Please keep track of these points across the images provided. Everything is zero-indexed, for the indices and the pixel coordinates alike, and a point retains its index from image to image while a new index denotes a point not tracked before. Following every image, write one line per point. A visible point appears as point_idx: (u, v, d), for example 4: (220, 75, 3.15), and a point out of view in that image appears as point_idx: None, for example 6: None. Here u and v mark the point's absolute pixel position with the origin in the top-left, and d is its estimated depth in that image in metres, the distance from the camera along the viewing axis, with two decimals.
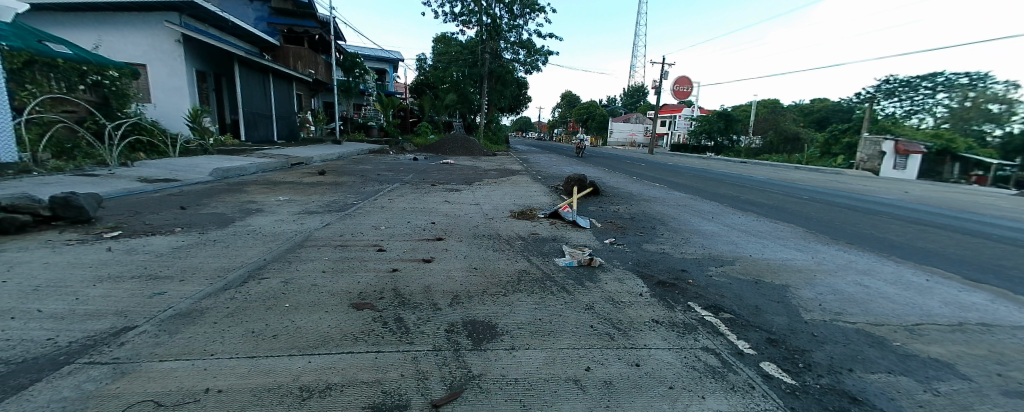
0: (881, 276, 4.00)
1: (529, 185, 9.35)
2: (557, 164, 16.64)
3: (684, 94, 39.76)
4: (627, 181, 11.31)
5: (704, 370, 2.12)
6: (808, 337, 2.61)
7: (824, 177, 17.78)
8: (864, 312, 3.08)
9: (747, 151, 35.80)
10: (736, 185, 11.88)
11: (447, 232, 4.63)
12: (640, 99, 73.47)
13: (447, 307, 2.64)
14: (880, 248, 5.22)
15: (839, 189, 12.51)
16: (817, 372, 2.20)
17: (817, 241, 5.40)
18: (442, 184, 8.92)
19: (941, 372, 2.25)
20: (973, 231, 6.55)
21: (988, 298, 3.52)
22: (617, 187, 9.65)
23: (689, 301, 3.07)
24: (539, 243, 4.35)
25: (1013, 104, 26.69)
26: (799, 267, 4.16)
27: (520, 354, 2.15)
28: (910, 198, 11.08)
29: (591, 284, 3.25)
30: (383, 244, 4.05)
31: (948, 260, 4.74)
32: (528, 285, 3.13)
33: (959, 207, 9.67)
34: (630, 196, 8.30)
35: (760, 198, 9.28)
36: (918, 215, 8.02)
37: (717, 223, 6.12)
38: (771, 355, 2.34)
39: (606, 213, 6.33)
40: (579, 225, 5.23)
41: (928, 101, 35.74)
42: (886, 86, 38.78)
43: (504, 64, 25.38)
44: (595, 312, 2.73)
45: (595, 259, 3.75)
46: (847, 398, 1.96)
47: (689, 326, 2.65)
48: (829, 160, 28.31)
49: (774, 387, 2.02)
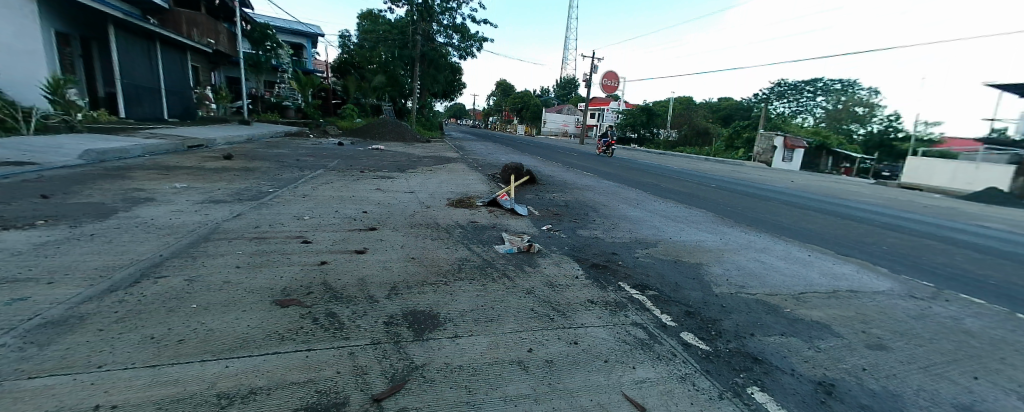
0: (775, 253, 4.62)
1: (465, 173, 9.20)
2: (493, 153, 16.52)
3: (612, 88, 41.62)
4: (560, 170, 11.63)
5: (634, 343, 2.30)
6: (718, 308, 2.95)
7: (729, 168, 20.01)
8: (762, 284, 3.55)
9: (665, 144, 38.84)
10: (657, 174, 12.80)
11: (380, 222, 4.41)
12: (571, 90, 76.70)
13: (384, 299, 2.52)
14: (773, 229, 6.02)
15: (741, 179, 14.11)
16: (726, 338, 2.51)
17: (724, 223, 6.08)
18: (373, 171, 8.47)
19: (820, 332, 2.69)
20: (842, 214, 7.84)
21: (853, 269, 4.26)
22: (551, 176, 9.90)
23: (620, 281, 3.28)
24: (478, 231, 4.32)
25: (873, 108, 32.43)
26: (711, 247, 4.64)
27: (463, 341, 2.13)
28: (794, 186, 12.98)
29: (530, 269, 3.33)
30: (307, 235, 3.74)
31: (826, 239, 5.60)
32: (469, 273, 3.10)
33: (832, 194, 11.52)
34: (563, 185, 8.54)
35: (678, 187, 10.09)
36: (802, 201, 9.41)
37: (642, 210, 6.56)
38: (690, 326, 2.60)
39: (543, 201, 6.49)
40: (516, 213, 5.30)
41: (810, 103, 41.70)
42: (778, 89, 44.40)
43: (437, 47, 24.49)
44: (535, 296, 2.79)
45: (534, 245, 3.82)
46: (750, 359, 2.27)
47: (620, 304, 2.83)
48: (732, 153, 31.69)
49: (692, 353, 2.27)
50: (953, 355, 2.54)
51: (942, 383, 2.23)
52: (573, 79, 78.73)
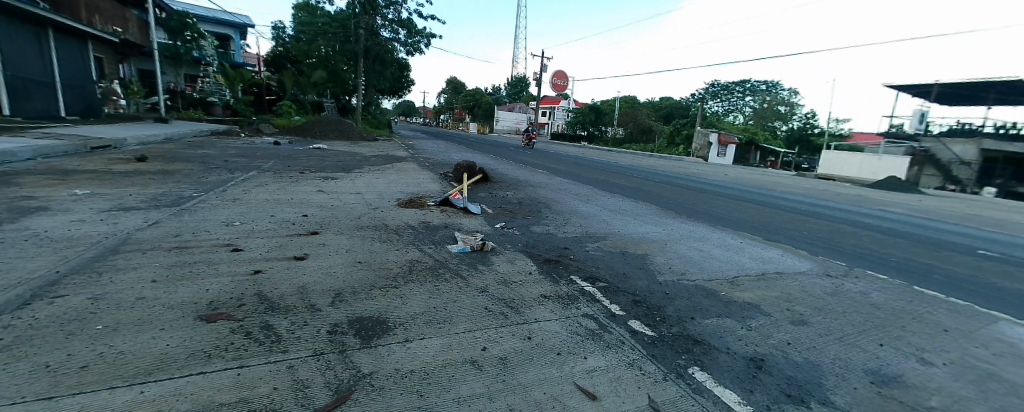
0: (713, 241, 4.96)
1: (416, 172, 8.96)
2: (445, 151, 16.24)
3: (561, 87, 42.51)
4: (513, 168, 11.69)
5: (585, 334, 2.35)
6: (663, 295, 3.11)
7: (670, 163, 21.19)
8: (701, 271, 3.80)
9: (613, 141, 40.36)
10: (606, 170, 13.25)
11: (322, 226, 4.16)
12: (522, 89, 77.44)
13: (327, 307, 2.38)
14: (711, 219, 6.45)
15: (682, 173, 15.01)
16: (670, 322, 2.65)
17: (667, 216, 6.42)
18: (314, 172, 7.99)
19: (752, 312, 2.93)
20: (769, 204, 8.59)
21: (779, 253, 4.67)
22: (503, 174, 9.92)
23: (571, 274, 3.36)
24: (430, 231, 4.22)
25: (793, 106, 36.38)
26: (655, 239, 4.88)
27: (414, 345, 2.06)
28: (727, 179, 14.03)
29: (484, 267, 3.30)
30: (239, 243, 3.44)
31: (756, 227, 6.10)
32: (420, 275, 3.01)
33: (761, 186, 12.59)
34: (515, 182, 8.58)
35: (625, 182, 10.51)
36: (734, 193, 10.19)
37: (592, 205, 6.76)
38: (637, 314, 2.72)
39: (496, 199, 6.47)
40: (469, 211, 5.25)
41: (739, 102, 45.44)
42: (712, 89, 47.75)
43: (382, 42, 23.50)
44: (489, 294, 2.77)
45: (487, 243, 3.79)
46: (691, 342, 2.41)
47: (572, 297, 2.89)
48: (673, 149, 33.61)
49: (639, 340, 2.38)
50: (860, 325, 2.89)
51: (852, 351, 2.51)
52: (523, 78, 79.45)
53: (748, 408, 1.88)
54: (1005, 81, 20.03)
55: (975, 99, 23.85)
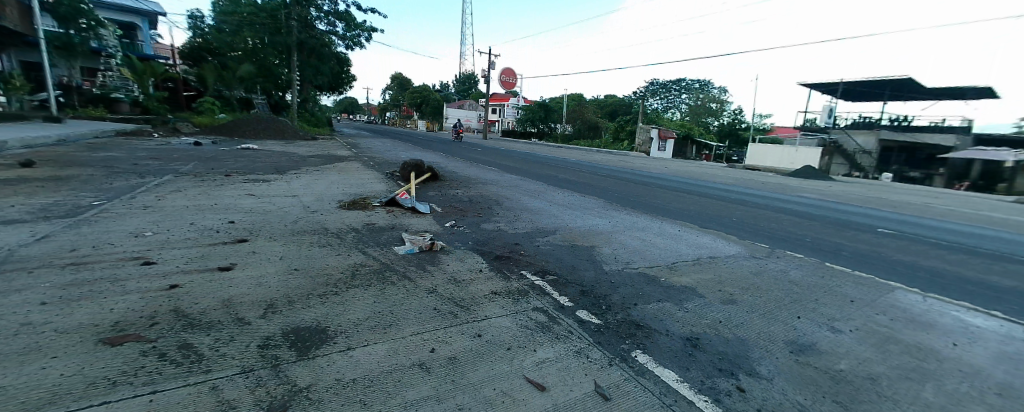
0: (654, 231, 5.24)
1: (360, 172, 8.58)
2: (392, 150, 15.73)
3: (510, 84, 42.76)
4: (463, 165, 11.56)
5: (535, 327, 2.37)
6: (609, 284, 3.23)
7: (616, 158, 22.09)
8: (643, 259, 4.00)
9: (562, 137, 41.34)
10: (555, 166, 13.52)
11: (253, 232, 3.85)
12: (471, 86, 76.92)
13: (258, 320, 2.20)
14: (652, 210, 6.81)
15: (626, 167, 15.71)
16: (616, 310, 2.75)
17: (613, 208, 6.68)
18: (244, 174, 7.38)
19: (689, 295, 3.13)
20: (704, 194, 9.22)
21: (712, 238, 5.05)
22: (453, 172, 9.79)
23: (522, 269, 3.38)
24: (375, 233, 4.06)
25: (723, 104, 39.71)
26: (602, 230, 5.06)
27: (357, 352, 1.96)
28: (667, 172, 14.89)
29: (432, 267, 3.23)
30: (153, 256, 3.09)
31: (693, 215, 6.54)
32: (363, 279, 2.88)
33: (696, 178, 13.49)
34: (466, 180, 8.49)
35: (573, 177, 10.81)
36: (674, 185, 10.83)
37: (542, 200, 6.86)
38: (584, 304, 2.80)
39: (445, 197, 6.36)
40: (418, 211, 5.12)
41: (676, 100, 48.56)
42: (652, 87, 50.42)
43: (318, 36, 22.23)
44: (437, 294, 2.71)
45: (436, 243, 3.72)
46: (635, 327, 2.54)
47: (522, 292, 2.90)
48: (618, 144, 35.10)
49: (586, 328, 2.45)
50: (781, 300, 3.19)
51: (775, 325, 2.77)
52: (471, 75, 78.88)
53: (686, 385, 2.00)
54: (894, 79, 22.99)
55: (872, 96, 27.17)
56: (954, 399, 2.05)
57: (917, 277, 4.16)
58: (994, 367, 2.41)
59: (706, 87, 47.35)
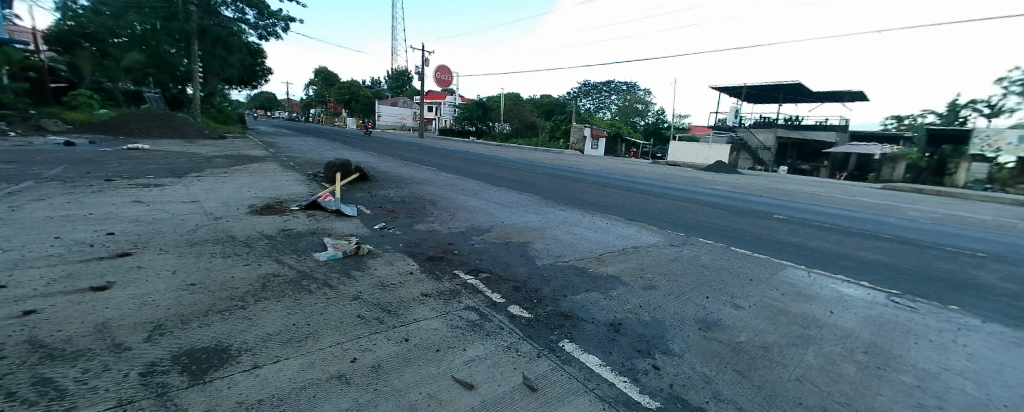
0: (585, 225, 5.48)
1: (279, 174, 7.91)
2: (318, 149, 14.73)
3: (446, 82, 42.12)
4: (397, 165, 11.15)
5: (465, 327, 2.36)
6: (541, 278, 3.32)
7: (552, 156, 22.78)
8: (575, 252, 4.16)
9: (500, 136, 41.65)
10: (493, 165, 13.59)
11: (142, 245, 3.38)
12: (405, 83, 74.53)
13: (143, 345, 1.93)
14: (585, 205, 7.11)
15: (562, 165, 16.27)
16: (546, 303, 2.84)
17: (548, 204, 6.87)
18: (134, 179, 6.44)
19: (615, 284, 3.32)
20: (632, 189, 9.82)
21: (637, 230, 5.40)
22: (386, 172, 9.42)
23: (455, 269, 3.35)
24: (294, 239, 3.77)
25: (648, 104, 42.74)
26: (536, 226, 5.18)
27: (266, 371, 1.80)
28: (599, 169, 15.67)
29: (358, 272, 3.07)
30: (2, 279, 2.57)
31: (621, 209, 6.94)
32: (278, 290, 2.66)
33: (625, 174, 14.34)
34: (398, 180, 8.21)
35: (511, 175, 10.93)
36: (605, 181, 11.41)
37: (477, 199, 6.85)
38: (516, 299, 2.84)
39: (375, 198, 6.10)
40: (343, 214, 4.84)
41: (607, 100, 51.30)
42: (584, 88, 52.70)
43: (224, 23, 20.43)
44: (362, 301, 2.58)
45: (362, 247, 3.55)
46: (564, 318, 2.63)
47: (453, 292, 2.87)
48: (554, 143, 36.19)
49: (517, 323, 2.49)
50: (694, 284, 3.50)
51: (689, 306, 3.03)
52: (406, 72, 76.44)
53: (609, 368, 2.12)
54: (786, 84, 26.27)
55: (770, 98, 30.81)
56: (830, 359, 2.39)
57: (804, 256, 4.80)
58: (860, 329, 2.85)
59: (632, 89, 50.49)
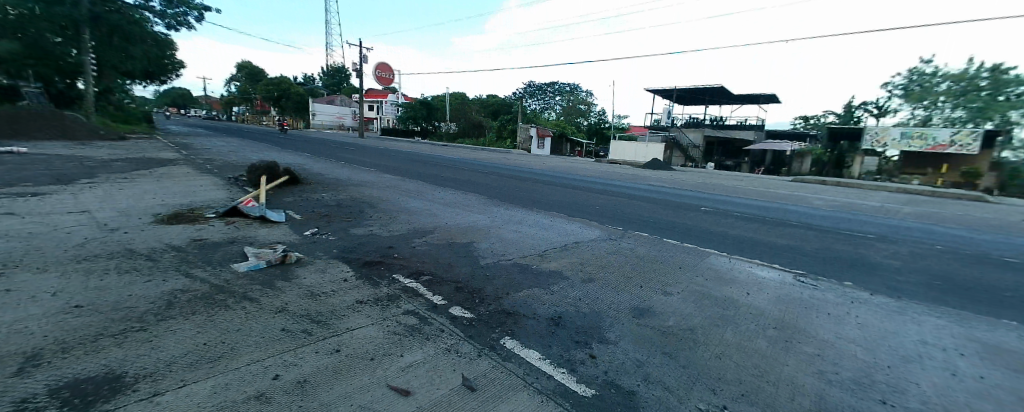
0: (529, 223, 5.55)
1: (195, 178, 7.14)
2: (244, 151, 13.54)
3: (387, 80, 40.61)
4: (334, 167, 10.55)
5: (403, 332, 2.28)
6: (484, 277, 3.31)
7: (499, 156, 22.86)
8: (518, 250, 4.20)
9: (446, 136, 41.02)
10: (439, 165, 13.35)
11: (11, 265, 2.88)
12: (343, 81, 70.91)
13: (10, 380, 1.65)
14: (530, 203, 7.20)
15: (509, 165, 16.38)
16: (488, 302, 2.83)
17: (493, 204, 6.87)
18: (4, 188, 5.48)
19: (556, 279, 3.40)
20: (575, 187, 10.13)
21: (579, 225, 5.57)
22: (322, 174, 8.89)
23: (394, 273, 3.23)
24: (210, 250, 3.43)
25: (590, 105, 44.36)
26: (480, 226, 5.17)
27: (171, 397, 1.63)
28: (546, 168, 15.98)
29: (286, 282, 2.87)
30: None
31: (566, 206, 7.13)
32: (189, 306, 2.40)
33: (570, 172, 14.76)
34: (335, 182, 7.77)
35: (457, 175, 10.80)
36: (551, 179, 11.67)
37: (420, 200, 6.67)
38: (457, 300, 2.81)
39: (307, 203, 5.72)
40: (269, 220, 4.49)
41: (551, 101, 52.50)
42: (529, 89, 53.50)
43: (123, 10, 17.96)
44: (289, 312, 2.41)
45: (290, 255, 3.31)
46: (506, 315, 2.65)
47: (392, 297, 2.77)
48: (501, 143, 36.33)
49: (458, 324, 2.46)
50: (630, 274, 3.69)
51: (626, 295, 3.19)
52: (344, 69, 72.72)
53: (548, 362, 2.16)
54: (711, 87, 28.51)
55: (698, 100, 33.30)
56: (746, 336, 2.63)
57: (727, 244, 5.26)
58: (772, 307, 3.17)
59: (575, 90, 52.11)
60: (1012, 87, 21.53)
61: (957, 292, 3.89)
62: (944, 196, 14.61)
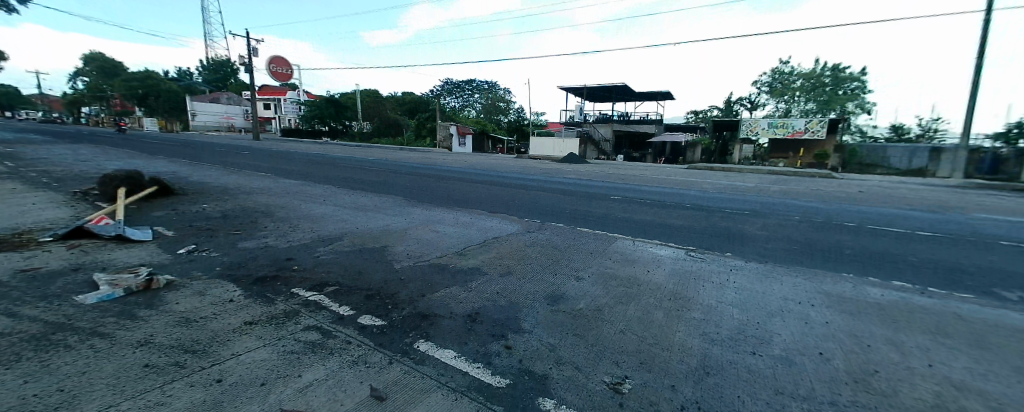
0: (448, 222, 5.47)
1: (24, 195, 5.76)
2: (100, 159, 11.28)
3: (285, 76, 36.82)
4: (219, 174, 9.26)
5: (302, 350, 2.09)
6: (397, 282, 3.18)
7: (418, 156, 22.17)
8: (435, 250, 4.11)
9: (360, 136, 38.62)
10: (352, 167, 12.51)
11: None
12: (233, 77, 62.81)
13: None
14: (450, 202, 7.10)
15: (429, 164, 15.95)
16: (401, 306, 2.72)
17: (410, 205, 6.64)
18: None
19: (474, 276, 3.39)
20: (495, 183, 10.23)
21: (498, 221, 5.64)
22: (206, 183, 7.77)
23: (293, 288, 2.95)
24: (44, 283, 2.79)
25: (508, 103, 45.11)
26: (395, 229, 4.95)
27: None
28: (467, 166, 15.86)
29: (153, 310, 2.45)
30: None
31: (487, 203, 7.16)
32: (10, 354, 1.93)
33: (491, 169, 14.85)
34: (222, 191, 6.84)
35: (371, 177, 10.21)
36: (472, 177, 11.62)
37: (327, 205, 6.18)
38: (367, 309, 2.65)
39: (184, 216, 4.96)
40: (131, 240, 3.80)
41: (470, 98, 52.31)
42: (447, 86, 52.64)
43: None
44: (157, 344, 2.06)
45: (158, 279, 2.84)
46: (420, 318, 2.57)
47: (290, 313, 2.52)
48: (420, 141, 35.25)
49: (367, 334, 2.33)
50: (545, 264, 3.83)
51: (541, 285, 3.29)
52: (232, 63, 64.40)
53: (463, 359, 2.14)
54: (616, 85, 30.76)
55: (606, 97, 35.71)
56: (647, 310, 2.89)
57: (634, 228, 5.75)
58: (669, 282, 3.52)
59: (493, 88, 52.57)
60: (848, 84, 27.05)
61: (809, 253, 4.71)
62: (804, 175, 17.63)
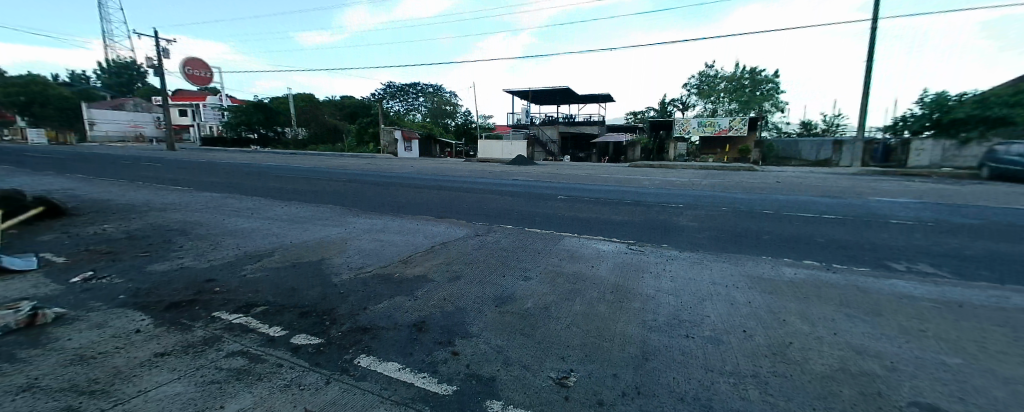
0: (391, 229, 5.30)
1: None
2: None
3: (203, 80, 33.58)
4: (124, 190, 8.22)
5: (226, 378, 1.92)
6: (335, 296, 3.01)
7: (360, 162, 21.25)
8: (377, 260, 3.95)
9: (294, 143, 36.25)
10: (286, 177, 11.67)
11: None
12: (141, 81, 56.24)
13: None
14: (394, 209, 6.87)
15: (372, 170, 15.32)
16: (340, 322, 2.59)
17: (350, 214, 6.34)
18: None
19: (419, 284, 3.31)
20: (441, 187, 10.07)
21: (444, 226, 5.56)
22: (109, 201, 6.86)
23: (214, 311, 2.69)
24: None
25: (455, 106, 44.82)
26: (334, 240, 4.70)
27: None
28: (412, 171, 15.46)
29: (37, 351, 2.11)
30: None
31: (433, 208, 7.03)
32: None
33: (438, 174, 14.60)
34: (128, 209, 6.09)
35: (307, 187, 9.60)
36: (419, 182, 11.35)
37: (256, 219, 5.72)
38: (301, 327, 2.49)
39: (79, 240, 4.34)
40: (8, 271, 3.26)
41: (415, 102, 51.20)
42: (389, 90, 51.09)
43: None
44: (41, 390, 1.78)
45: (43, 314, 2.46)
46: (361, 332, 2.45)
47: (210, 340, 2.30)
48: (363, 147, 33.86)
49: (301, 354, 2.18)
50: (492, 266, 3.83)
51: (487, 288, 3.29)
52: (140, 66, 57.70)
53: (408, 369, 2.08)
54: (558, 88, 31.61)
55: (549, 100, 36.59)
56: (591, 304, 2.98)
57: (579, 225, 5.94)
58: (610, 276, 3.66)
59: (438, 91, 51.89)
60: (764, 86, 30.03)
61: (734, 240, 5.13)
62: (731, 169, 19.21)
